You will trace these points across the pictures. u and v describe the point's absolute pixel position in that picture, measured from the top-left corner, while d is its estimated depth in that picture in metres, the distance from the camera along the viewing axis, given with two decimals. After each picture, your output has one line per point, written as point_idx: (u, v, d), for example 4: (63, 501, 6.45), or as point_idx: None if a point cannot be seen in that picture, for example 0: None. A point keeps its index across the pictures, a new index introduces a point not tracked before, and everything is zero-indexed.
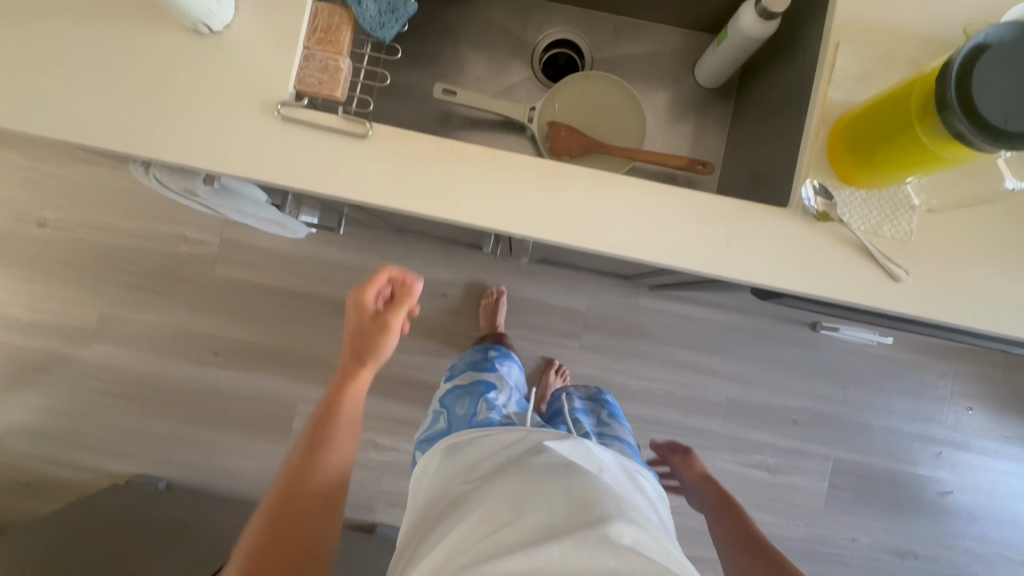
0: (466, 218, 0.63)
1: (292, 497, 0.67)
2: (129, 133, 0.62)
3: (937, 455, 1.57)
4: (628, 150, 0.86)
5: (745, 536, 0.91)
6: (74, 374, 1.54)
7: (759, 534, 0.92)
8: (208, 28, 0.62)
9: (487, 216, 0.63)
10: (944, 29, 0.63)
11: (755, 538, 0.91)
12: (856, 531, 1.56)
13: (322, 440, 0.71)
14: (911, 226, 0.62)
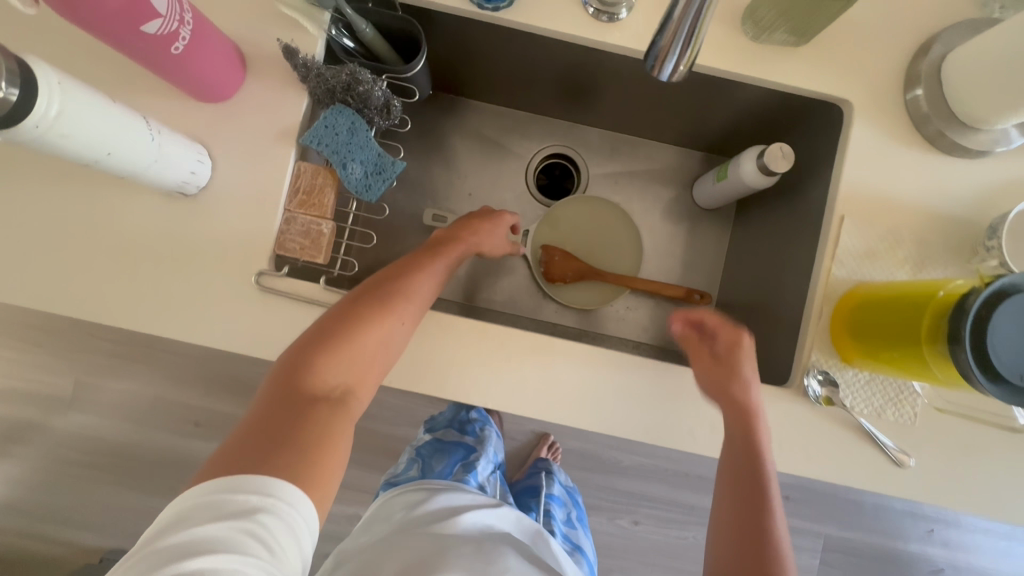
0: (454, 396, 0.60)
1: (318, 398, 0.51)
2: (96, 299, 0.58)
3: (930, 533, 1.55)
4: (625, 278, 0.84)
5: (731, 463, 0.58)
6: (46, 444, 1.42)
7: (761, 526, 0.56)
8: (183, 193, 0.59)
9: (477, 393, 0.60)
10: (951, 205, 0.61)
11: (742, 484, 0.57)
12: None
13: (387, 293, 0.57)
14: (916, 410, 0.59)
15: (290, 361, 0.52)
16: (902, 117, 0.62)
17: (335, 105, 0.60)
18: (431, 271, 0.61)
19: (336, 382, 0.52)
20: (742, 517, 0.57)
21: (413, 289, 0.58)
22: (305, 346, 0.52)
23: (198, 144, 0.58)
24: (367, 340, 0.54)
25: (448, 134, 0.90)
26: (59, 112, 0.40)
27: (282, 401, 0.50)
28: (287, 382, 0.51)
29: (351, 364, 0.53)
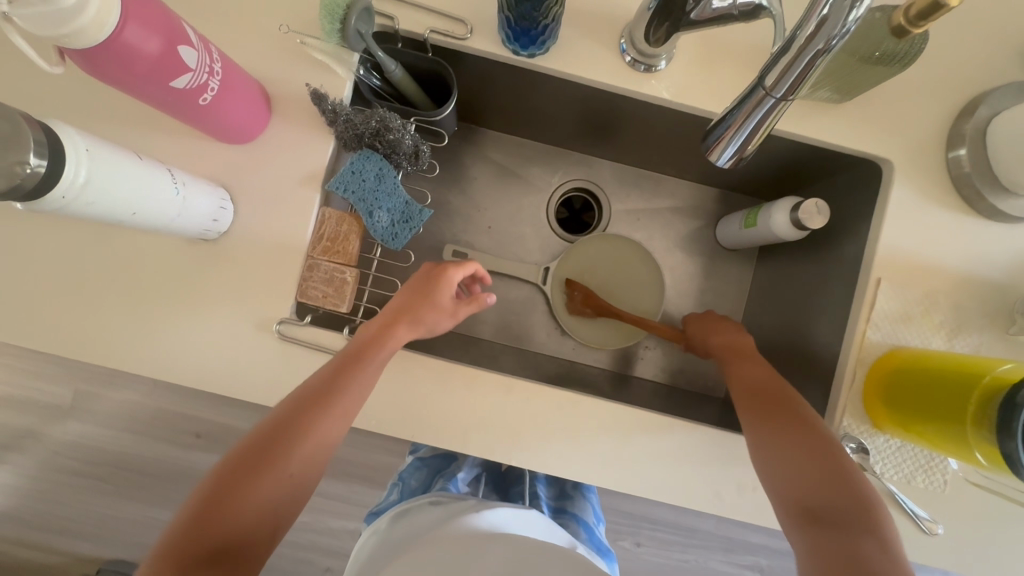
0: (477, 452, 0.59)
1: (216, 563, 0.44)
2: (111, 346, 0.56)
3: None
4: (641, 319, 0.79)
5: (806, 454, 0.50)
6: (44, 452, 1.38)
7: (835, 484, 0.48)
8: (203, 238, 0.57)
9: (499, 450, 0.59)
10: (987, 268, 0.60)
11: (811, 454, 0.50)
12: None
13: (288, 433, 0.50)
14: (946, 477, 0.58)
15: (184, 523, 0.46)
16: (942, 177, 0.60)
17: (363, 151, 0.58)
18: (353, 384, 0.53)
19: (243, 536, 0.46)
20: (812, 466, 0.49)
21: (316, 429, 0.51)
22: (201, 508, 0.46)
23: (220, 189, 0.56)
24: (263, 489, 0.48)
25: (468, 165, 0.89)
26: (87, 179, 0.38)
27: (175, 570, 0.43)
28: (183, 544, 0.44)
29: (271, 489, 0.48)
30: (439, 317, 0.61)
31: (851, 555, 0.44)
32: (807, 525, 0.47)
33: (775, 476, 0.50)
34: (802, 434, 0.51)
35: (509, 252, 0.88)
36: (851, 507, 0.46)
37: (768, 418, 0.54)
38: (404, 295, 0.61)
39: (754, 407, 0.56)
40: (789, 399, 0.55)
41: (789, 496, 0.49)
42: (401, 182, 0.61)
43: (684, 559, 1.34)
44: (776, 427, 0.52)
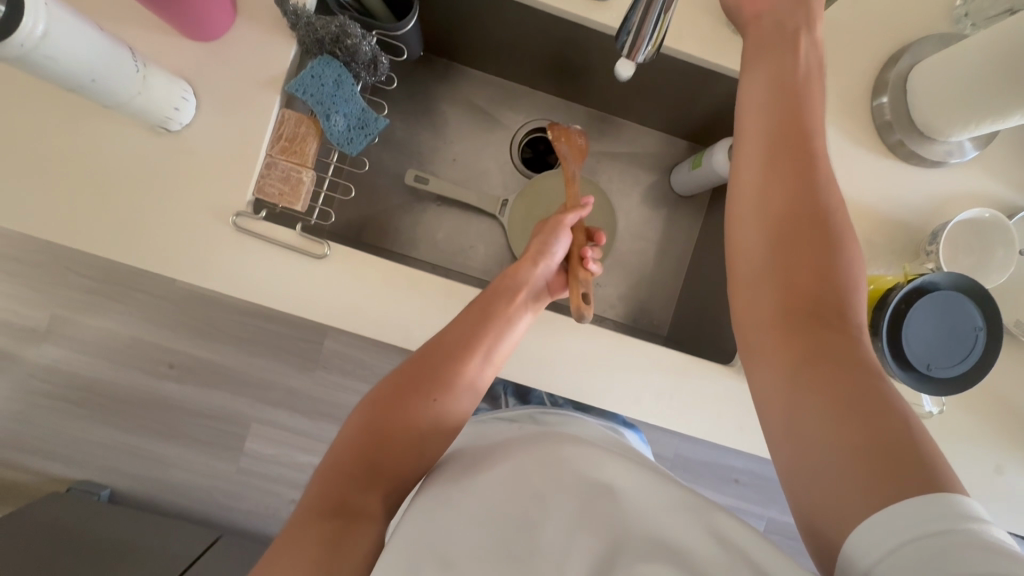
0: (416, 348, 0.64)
1: (371, 480, 0.51)
2: (74, 227, 0.59)
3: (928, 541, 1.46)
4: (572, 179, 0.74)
5: (811, 248, 0.46)
6: (19, 375, 1.40)
7: (839, 283, 0.45)
8: (165, 128, 0.60)
9: None
10: (900, 205, 0.65)
11: (814, 245, 0.46)
12: None
13: (427, 376, 0.57)
14: None
15: (354, 439, 0.53)
16: (867, 122, 0.65)
17: (322, 57, 0.61)
18: (495, 325, 0.61)
19: (394, 458, 0.53)
20: (803, 284, 0.46)
21: (450, 368, 0.58)
22: (364, 433, 0.54)
23: (183, 82, 0.59)
24: (409, 415, 0.55)
25: (438, 99, 0.91)
26: (45, 33, 0.41)
27: (342, 485, 0.50)
28: (348, 464, 0.51)
29: (419, 414, 0.55)
30: (546, 276, 0.70)
31: (847, 389, 0.40)
32: (795, 347, 0.44)
33: (747, 278, 0.49)
34: (820, 227, 0.47)
35: (472, 186, 0.92)
36: (851, 324, 0.44)
37: (777, 180, 0.49)
38: (538, 243, 0.71)
39: (778, 147, 0.49)
40: (819, 338, 0.43)
41: (784, 308, 0.46)
42: (360, 90, 0.64)
43: None
44: (788, 191, 0.48)
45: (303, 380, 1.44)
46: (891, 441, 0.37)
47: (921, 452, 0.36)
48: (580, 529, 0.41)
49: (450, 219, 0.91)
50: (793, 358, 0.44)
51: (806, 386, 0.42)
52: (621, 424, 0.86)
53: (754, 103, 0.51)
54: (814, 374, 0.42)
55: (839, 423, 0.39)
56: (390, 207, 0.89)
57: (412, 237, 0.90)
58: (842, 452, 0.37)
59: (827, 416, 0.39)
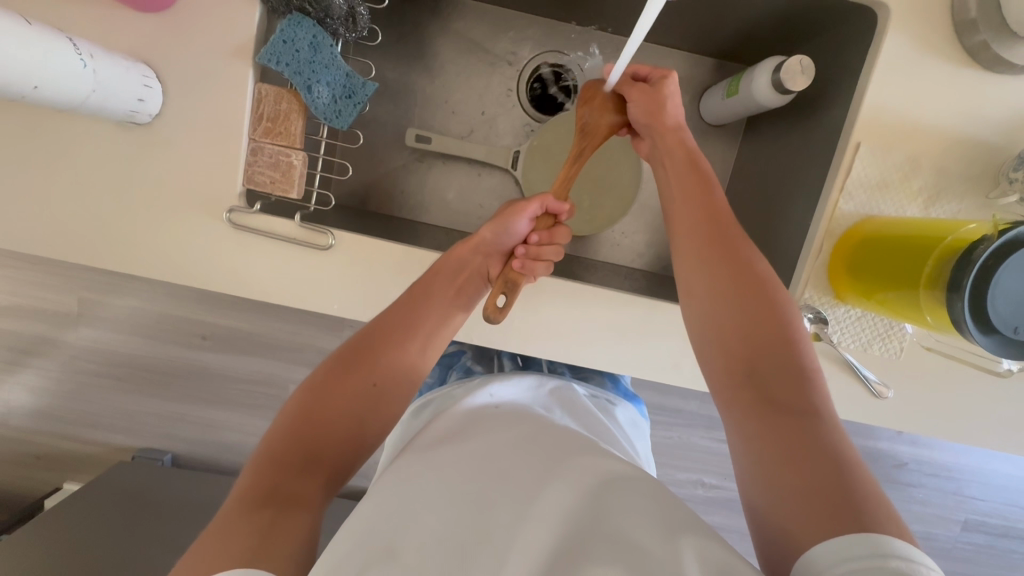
0: None
1: (308, 469, 0.47)
2: (65, 237, 0.56)
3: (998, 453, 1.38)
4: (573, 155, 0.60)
5: (752, 322, 0.51)
6: (64, 358, 1.33)
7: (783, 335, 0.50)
8: (134, 122, 0.53)
9: None
10: (975, 125, 0.56)
11: (761, 317, 0.51)
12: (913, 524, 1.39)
13: (367, 358, 0.55)
14: (902, 344, 0.58)
15: (289, 420, 0.50)
16: (945, 23, 0.54)
17: (291, 17, 0.53)
18: (435, 302, 0.58)
19: (331, 444, 0.50)
20: (745, 333, 0.51)
21: (387, 348, 0.56)
22: (299, 422, 0.50)
23: (142, 65, 0.52)
24: (348, 403, 0.52)
25: (432, 35, 0.81)
26: None
27: (277, 473, 0.46)
28: (283, 452, 0.48)
29: (352, 399, 0.53)
30: (484, 261, 0.63)
31: (785, 437, 0.43)
32: (744, 401, 0.48)
33: (697, 347, 0.54)
34: (755, 294, 0.52)
35: (478, 136, 0.84)
36: (799, 381, 0.47)
37: (714, 265, 0.55)
38: (488, 228, 0.63)
39: (703, 231, 0.57)
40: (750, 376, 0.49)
41: (732, 372, 0.50)
42: (340, 51, 0.57)
43: (670, 437, 1.29)
44: (715, 275, 0.54)
45: (331, 339, 1.34)
46: (824, 479, 0.40)
47: (857, 482, 0.39)
48: (535, 521, 0.42)
49: (459, 176, 0.84)
50: (744, 412, 0.47)
51: (755, 432, 0.46)
52: (618, 396, 0.82)
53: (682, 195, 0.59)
54: (764, 420, 0.46)
55: (784, 464, 0.42)
56: (393, 168, 0.82)
57: (421, 200, 0.83)
58: (787, 487, 0.41)
59: (774, 460, 0.43)
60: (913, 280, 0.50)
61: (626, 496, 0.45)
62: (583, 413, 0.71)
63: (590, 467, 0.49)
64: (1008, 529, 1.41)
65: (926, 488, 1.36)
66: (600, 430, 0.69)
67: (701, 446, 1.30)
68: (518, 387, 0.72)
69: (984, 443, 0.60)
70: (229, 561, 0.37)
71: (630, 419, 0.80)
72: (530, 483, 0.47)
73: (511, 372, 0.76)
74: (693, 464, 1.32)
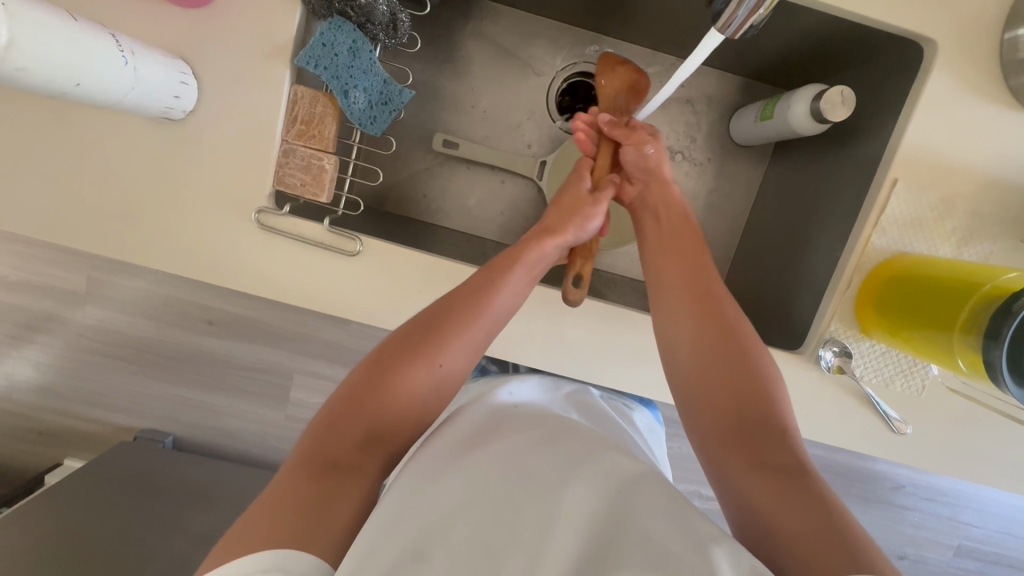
0: None
1: (365, 445, 0.49)
2: (90, 229, 0.55)
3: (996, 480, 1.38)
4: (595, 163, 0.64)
5: (735, 384, 0.52)
6: (70, 336, 1.33)
7: (763, 394, 0.51)
8: (168, 117, 0.53)
9: None
10: (1014, 166, 0.55)
11: (745, 379, 0.52)
12: (907, 548, 1.39)
13: (427, 339, 0.52)
14: (924, 382, 0.58)
15: (352, 391, 0.50)
16: (991, 62, 0.54)
17: (332, 20, 0.53)
18: (507, 289, 0.54)
19: (388, 422, 0.50)
20: (728, 393, 0.52)
21: (455, 340, 0.52)
22: (359, 397, 0.50)
23: (179, 60, 0.51)
24: (409, 388, 0.51)
25: (463, 39, 0.80)
26: (11, 40, 0.34)
27: (336, 446, 0.47)
28: (344, 423, 0.49)
29: (415, 384, 0.51)
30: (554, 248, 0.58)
31: (781, 499, 0.44)
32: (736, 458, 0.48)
33: (682, 406, 0.54)
34: (738, 348, 0.54)
35: (503, 142, 0.83)
36: (782, 433, 0.49)
37: (702, 320, 0.55)
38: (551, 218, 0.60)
39: (688, 286, 0.57)
40: (736, 440, 0.50)
41: (722, 428, 0.50)
42: (379, 57, 0.57)
43: (671, 448, 1.29)
44: (701, 330, 0.55)
45: (338, 331, 1.34)
46: (826, 536, 0.40)
47: (855, 537, 0.40)
48: (560, 518, 0.40)
49: (482, 182, 0.83)
50: (739, 471, 0.48)
51: (752, 498, 0.45)
52: (635, 403, 0.82)
53: (666, 248, 0.60)
54: (760, 473, 0.46)
55: (787, 523, 0.42)
56: (416, 171, 0.82)
57: (442, 204, 0.83)
58: (789, 547, 0.41)
59: (775, 522, 0.43)
60: (947, 321, 0.50)
61: (655, 496, 0.43)
62: (601, 418, 0.70)
63: (612, 470, 0.46)
64: (999, 557, 1.41)
65: (921, 512, 1.37)
66: (619, 433, 0.68)
67: None
68: (538, 389, 0.70)
69: (1000, 484, 0.59)
70: (271, 540, 0.39)
71: (646, 426, 0.80)
72: (555, 478, 0.45)
73: (526, 374, 0.74)
74: (693, 476, 1.32)
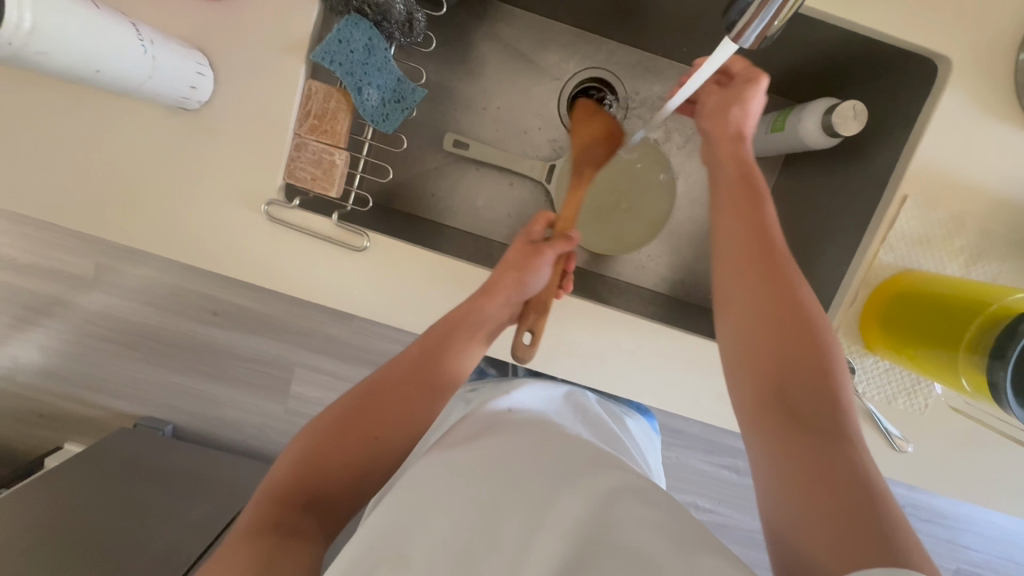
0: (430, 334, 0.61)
1: (308, 506, 0.47)
2: (102, 216, 0.56)
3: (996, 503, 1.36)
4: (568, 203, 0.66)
5: (782, 325, 0.48)
6: (76, 320, 1.34)
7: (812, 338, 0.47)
8: (183, 108, 0.53)
9: None
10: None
11: (792, 318, 0.48)
12: None
13: (372, 409, 0.54)
14: (927, 401, 0.58)
15: (293, 465, 0.50)
16: (1007, 83, 0.54)
17: (348, 18, 0.53)
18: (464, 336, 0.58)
19: (329, 487, 0.49)
20: (771, 333, 0.48)
21: (404, 393, 0.55)
22: (301, 463, 0.50)
23: (196, 52, 0.52)
24: (351, 450, 0.51)
25: (478, 41, 0.81)
26: (33, 26, 0.34)
27: (278, 510, 0.46)
28: (287, 491, 0.48)
29: (354, 453, 0.51)
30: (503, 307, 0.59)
31: (811, 455, 0.40)
32: (763, 417, 0.45)
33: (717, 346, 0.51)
34: (783, 289, 0.49)
35: (513, 145, 0.83)
36: (825, 384, 0.44)
37: (749, 260, 0.51)
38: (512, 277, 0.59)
39: (737, 224, 0.54)
40: (773, 384, 0.46)
41: (757, 386, 0.46)
42: (394, 55, 0.57)
43: (668, 457, 1.29)
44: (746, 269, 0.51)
45: (341, 327, 1.34)
46: (850, 507, 0.37)
47: (885, 514, 0.36)
48: (545, 527, 0.40)
49: (491, 184, 0.84)
50: (764, 422, 0.44)
51: (779, 450, 0.42)
52: (632, 410, 0.82)
53: (733, 198, 0.55)
54: (786, 438, 0.42)
55: (807, 486, 0.39)
56: (426, 170, 0.82)
57: (450, 204, 0.83)
58: (810, 511, 0.38)
59: (797, 480, 0.40)
60: (953, 341, 0.50)
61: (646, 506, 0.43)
62: (598, 423, 0.70)
63: (602, 480, 0.45)
64: None
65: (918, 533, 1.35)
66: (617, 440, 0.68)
67: (698, 469, 1.30)
68: (535, 395, 0.70)
69: (1000, 507, 0.59)
70: None
71: (643, 434, 0.80)
72: (545, 485, 0.45)
73: (524, 379, 0.75)
74: (690, 486, 1.31)
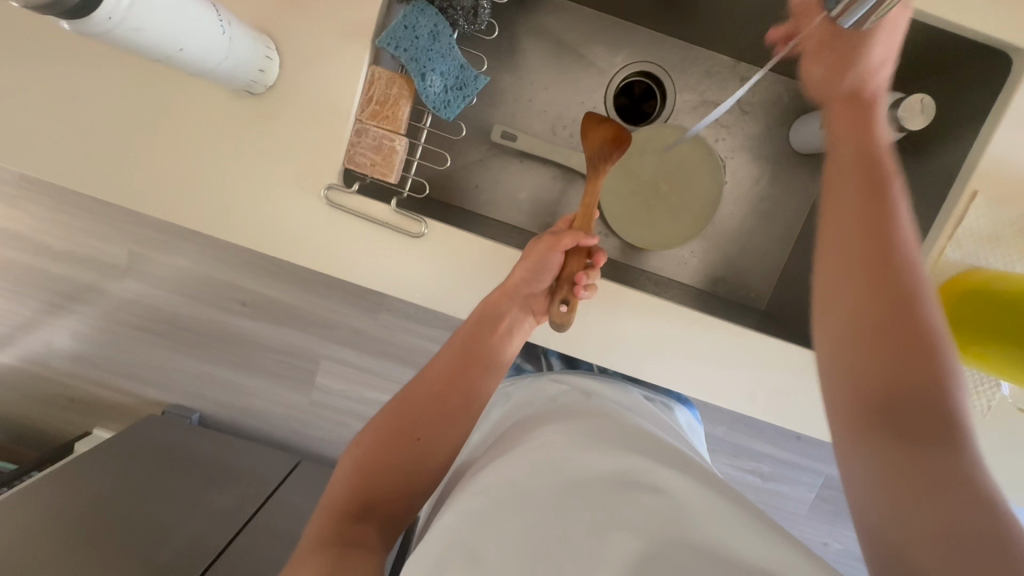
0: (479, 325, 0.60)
1: (364, 514, 0.48)
2: (163, 198, 0.56)
3: None
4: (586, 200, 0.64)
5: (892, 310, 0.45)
6: (108, 307, 1.36)
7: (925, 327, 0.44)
8: (250, 91, 0.54)
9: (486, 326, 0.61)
10: None
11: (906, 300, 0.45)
12: None
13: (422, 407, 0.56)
14: (991, 403, 0.56)
15: (347, 478, 0.51)
16: None
17: (415, 4, 0.55)
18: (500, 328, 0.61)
19: (383, 492, 0.50)
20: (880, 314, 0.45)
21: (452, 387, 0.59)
22: (356, 476, 0.51)
23: (265, 36, 0.52)
24: (404, 453, 0.53)
25: (526, 34, 0.80)
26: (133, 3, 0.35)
27: (339, 522, 0.47)
28: (343, 502, 0.49)
29: (408, 451, 0.53)
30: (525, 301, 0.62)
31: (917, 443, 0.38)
32: (858, 420, 0.43)
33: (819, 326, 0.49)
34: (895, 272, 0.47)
35: (558, 138, 0.83)
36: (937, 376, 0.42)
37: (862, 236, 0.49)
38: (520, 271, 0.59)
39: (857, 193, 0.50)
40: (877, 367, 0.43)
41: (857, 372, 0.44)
42: (457, 43, 0.58)
43: None
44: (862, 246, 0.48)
45: (369, 320, 1.35)
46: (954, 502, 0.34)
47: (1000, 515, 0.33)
48: (607, 520, 0.39)
49: (534, 177, 0.84)
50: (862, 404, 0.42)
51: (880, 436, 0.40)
52: (673, 399, 0.81)
53: (831, 182, 0.52)
54: (885, 440, 0.40)
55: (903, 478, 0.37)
56: (470, 162, 0.82)
57: (493, 196, 0.83)
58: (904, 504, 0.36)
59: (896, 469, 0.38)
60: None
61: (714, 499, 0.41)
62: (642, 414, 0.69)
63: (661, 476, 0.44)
64: None
65: None
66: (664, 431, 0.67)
67: (724, 472, 1.28)
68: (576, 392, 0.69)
69: None
70: None
71: (685, 422, 0.79)
72: (602, 481, 0.43)
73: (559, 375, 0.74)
74: None
